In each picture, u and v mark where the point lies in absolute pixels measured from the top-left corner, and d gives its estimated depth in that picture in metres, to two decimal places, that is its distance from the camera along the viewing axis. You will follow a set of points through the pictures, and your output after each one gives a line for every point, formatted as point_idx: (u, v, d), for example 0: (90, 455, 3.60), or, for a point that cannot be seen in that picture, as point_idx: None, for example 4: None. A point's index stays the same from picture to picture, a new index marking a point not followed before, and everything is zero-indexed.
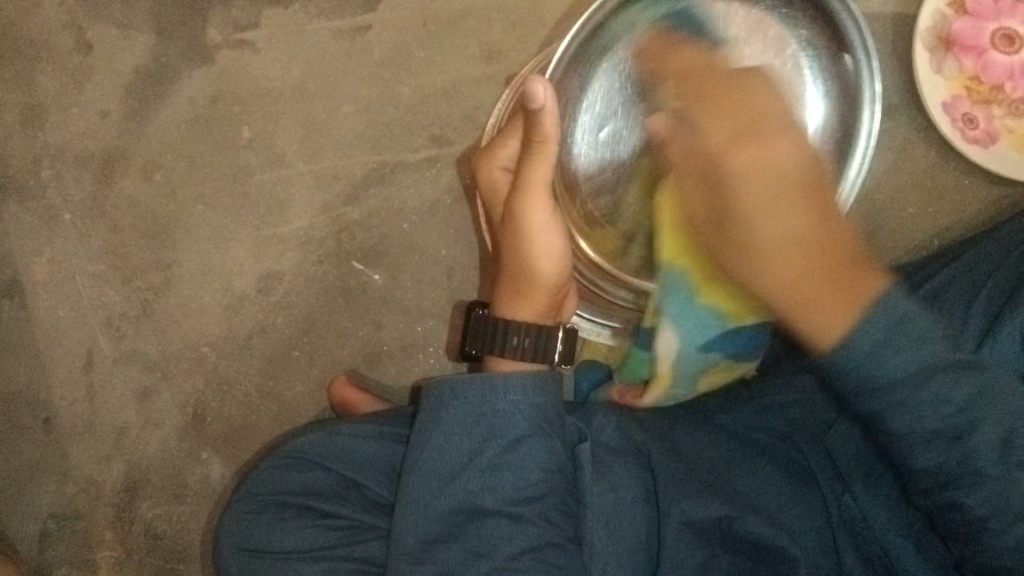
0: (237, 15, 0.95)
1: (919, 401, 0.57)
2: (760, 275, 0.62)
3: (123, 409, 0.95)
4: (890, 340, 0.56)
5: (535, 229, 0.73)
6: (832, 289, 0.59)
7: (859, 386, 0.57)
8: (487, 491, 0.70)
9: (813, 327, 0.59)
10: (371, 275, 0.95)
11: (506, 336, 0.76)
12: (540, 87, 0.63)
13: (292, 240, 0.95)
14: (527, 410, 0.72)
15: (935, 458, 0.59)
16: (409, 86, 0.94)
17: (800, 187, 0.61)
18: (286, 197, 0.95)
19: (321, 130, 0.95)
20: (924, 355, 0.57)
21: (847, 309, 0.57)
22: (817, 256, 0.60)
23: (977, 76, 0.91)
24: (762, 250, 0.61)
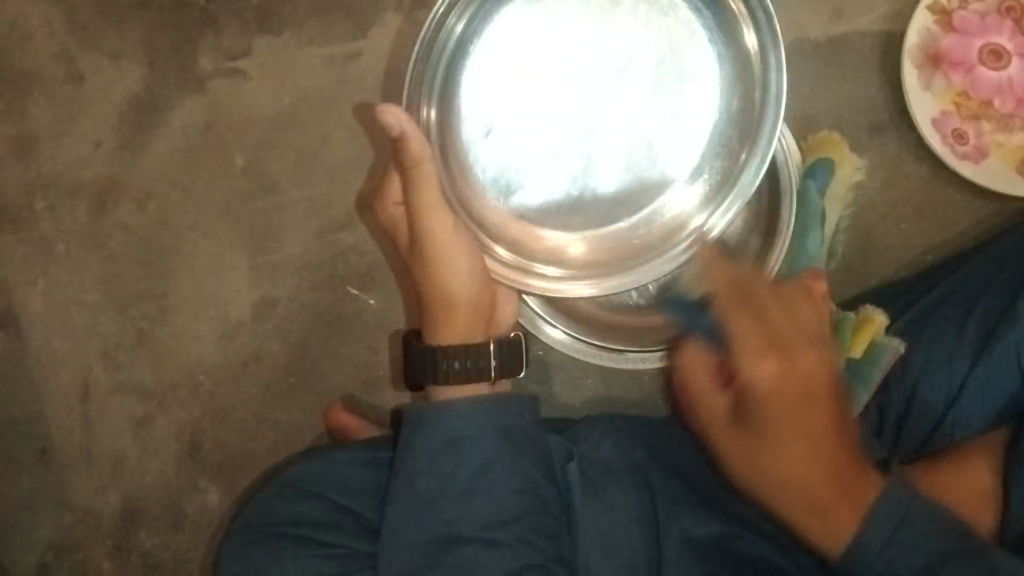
0: (229, 44, 0.96)
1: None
2: (767, 450, 0.65)
3: (118, 439, 0.95)
4: (898, 536, 0.61)
5: (439, 249, 0.72)
6: (839, 490, 0.63)
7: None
8: (463, 517, 0.69)
9: (815, 534, 0.64)
10: (366, 300, 0.95)
11: (435, 361, 0.75)
12: (387, 112, 0.63)
13: (287, 267, 0.95)
14: (494, 433, 0.71)
15: None
16: (401, 111, 0.95)
17: (820, 409, 0.64)
18: (281, 224, 0.95)
19: (315, 158, 0.95)
20: (919, 553, 0.60)
21: (852, 515, 0.62)
22: (832, 483, 0.63)
23: (966, 92, 0.92)
24: (772, 450, 0.65)
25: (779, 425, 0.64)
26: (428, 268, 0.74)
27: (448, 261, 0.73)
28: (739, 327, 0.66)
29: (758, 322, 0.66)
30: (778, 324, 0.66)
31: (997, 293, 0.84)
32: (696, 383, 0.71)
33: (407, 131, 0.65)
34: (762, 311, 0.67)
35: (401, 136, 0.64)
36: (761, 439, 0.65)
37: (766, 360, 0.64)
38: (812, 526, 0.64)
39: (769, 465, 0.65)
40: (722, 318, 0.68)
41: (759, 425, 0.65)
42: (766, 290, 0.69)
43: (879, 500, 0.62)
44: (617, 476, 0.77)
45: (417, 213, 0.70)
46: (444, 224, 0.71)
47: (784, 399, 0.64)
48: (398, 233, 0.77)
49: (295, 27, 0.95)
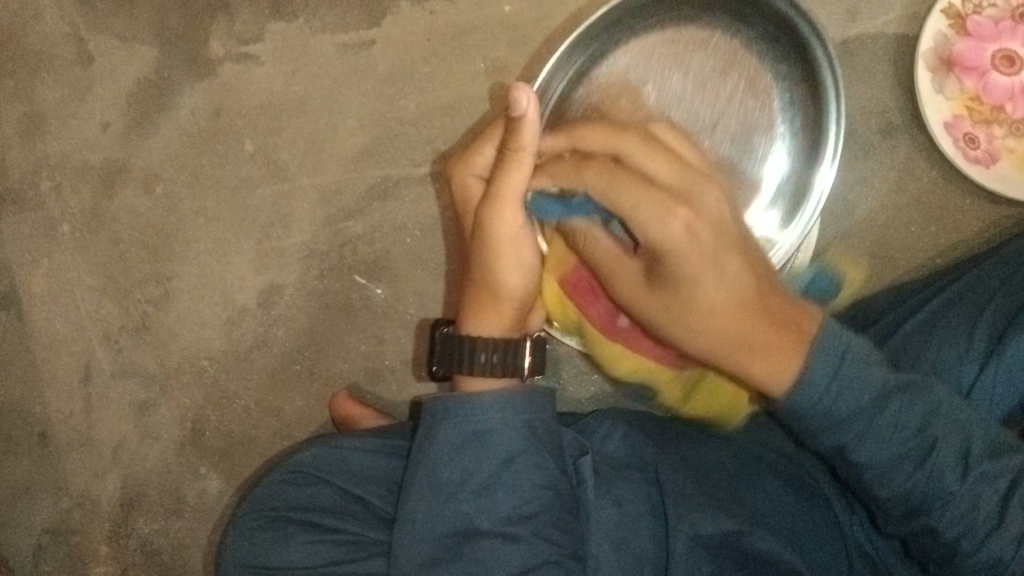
0: (241, 28, 0.96)
1: (881, 429, 0.59)
2: (693, 297, 0.60)
3: (119, 425, 0.93)
4: (845, 366, 0.58)
5: (505, 241, 0.68)
6: (777, 329, 0.59)
7: (809, 421, 0.59)
8: (482, 512, 0.68)
9: (760, 372, 0.59)
10: (373, 290, 0.94)
11: (473, 353, 0.72)
12: (523, 93, 0.59)
13: (295, 254, 0.94)
14: (516, 426, 0.70)
15: (904, 486, 0.60)
16: (413, 101, 0.95)
17: (734, 241, 0.60)
18: (288, 211, 0.95)
19: (325, 145, 0.95)
20: (869, 387, 0.58)
21: (793, 353, 0.58)
22: (766, 320, 0.59)
23: (979, 96, 0.92)
24: (701, 298, 0.59)
25: (702, 273, 0.59)
26: (487, 255, 0.70)
27: (516, 253, 0.69)
28: (660, 169, 0.59)
29: (642, 167, 0.60)
30: (675, 178, 0.59)
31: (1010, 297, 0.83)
32: (604, 249, 0.65)
33: (527, 114, 0.61)
34: (639, 163, 0.60)
35: (521, 115, 0.60)
36: (675, 287, 0.60)
37: (678, 211, 0.58)
38: (756, 369, 0.59)
39: (701, 304, 0.60)
40: (609, 196, 0.59)
41: (670, 277, 0.60)
42: (609, 136, 0.62)
43: (813, 340, 0.59)
44: (626, 471, 0.80)
45: (495, 196, 0.66)
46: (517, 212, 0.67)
47: (695, 255, 0.58)
48: (465, 206, 0.72)
49: (309, 13, 0.95)
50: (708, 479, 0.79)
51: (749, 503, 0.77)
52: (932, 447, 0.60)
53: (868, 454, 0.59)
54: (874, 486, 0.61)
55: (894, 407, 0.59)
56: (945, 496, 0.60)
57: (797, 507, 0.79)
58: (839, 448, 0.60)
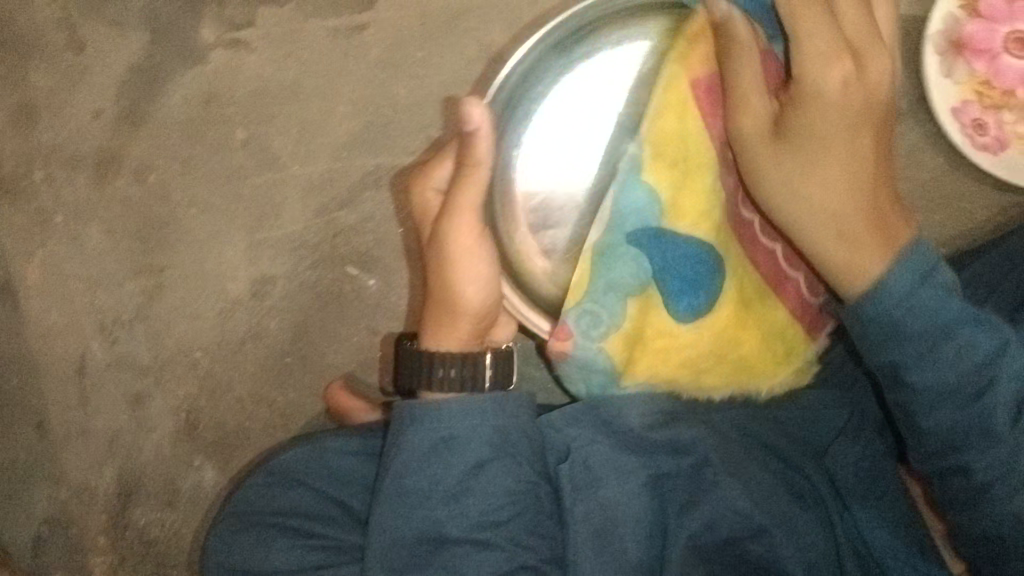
0: (232, 13, 0.94)
1: (942, 354, 0.61)
2: (808, 169, 0.66)
3: (115, 416, 0.93)
4: (922, 290, 0.61)
5: (461, 252, 0.71)
6: (874, 226, 0.65)
7: (881, 327, 0.62)
8: (452, 519, 0.68)
9: (842, 267, 0.65)
10: (366, 280, 0.93)
11: (430, 369, 0.72)
12: (473, 107, 0.64)
13: (287, 244, 0.94)
14: (488, 434, 0.70)
15: (948, 419, 0.62)
16: (406, 87, 0.93)
17: (875, 122, 0.67)
18: (281, 201, 0.94)
19: (318, 133, 0.94)
20: (945, 304, 0.61)
21: (876, 252, 0.64)
22: (862, 214, 0.65)
23: (989, 81, 0.89)
24: (812, 177, 0.66)
25: (811, 156, 0.66)
26: (442, 272, 0.72)
27: (469, 266, 0.72)
28: (814, 40, 0.65)
29: (827, 29, 0.65)
30: (852, 30, 0.66)
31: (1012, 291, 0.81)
32: (754, 82, 0.67)
33: (477, 126, 0.65)
34: (805, 23, 0.65)
35: (473, 129, 0.65)
36: (796, 155, 0.66)
37: (822, 76, 0.65)
38: (842, 258, 0.65)
39: (806, 182, 0.66)
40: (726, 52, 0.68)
41: (795, 143, 0.66)
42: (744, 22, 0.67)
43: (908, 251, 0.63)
44: (626, 470, 0.74)
45: (450, 210, 0.70)
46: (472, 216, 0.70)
47: (818, 136, 0.66)
48: (424, 218, 0.74)
49: None
50: (719, 468, 0.73)
51: (759, 492, 0.72)
52: (991, 381, 0.62)
53: (940, 416, 0.62)
54: (920, 416, 0.63)
55: (960, 342, 0.61)
56: (986, 432, 0.62)
57: (796, 506, 0.73)
58: (895, 366, 0.62)
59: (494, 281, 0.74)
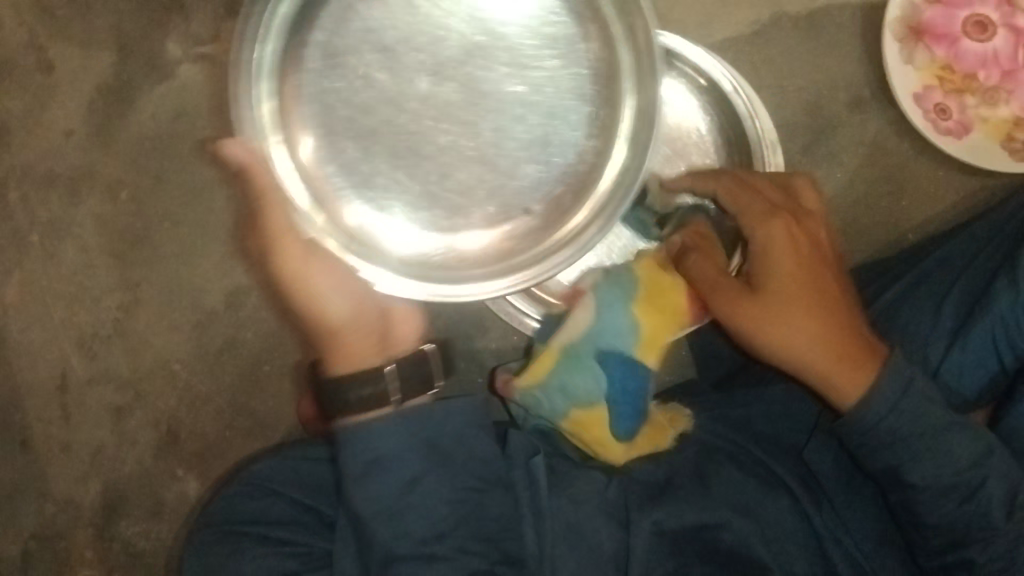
0: (196, 28, 0.95)
1: (929, 459, 0.68)
2: (776, 327, 0.72)
3: (96, 431, 0.95)
4: (904, 402, 0.68)
5: (308, 274, 0.71)
6: (849, 362, 0.70)
7: (867, 444, 0.69)
8: (395, 535, 0.69)
9: (840, 386, 0.70)
10: None
11: (342, 393, 0.73)
12: (229, 146, 0.66)
13: (259, 254, 0.95)
14: (417, 447, 0.71)
15: (948, 514, 0.69)
16: None
17: (822, 270, 0.74)
18: (252, 212, 0.95)
19: None
20: (919, 412, 0.68)
21: (858, 378, 0.69)
22: (843, 347, 0.70)
23: (949, 65, 0.89)
24: (786, 324, 0.72)
25: (779, 306, 0.72)
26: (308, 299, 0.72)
27: (317, 283, 0.71)
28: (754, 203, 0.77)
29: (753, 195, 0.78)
30: (764, 236, 0.75)
31: (976, 276, 0.82)
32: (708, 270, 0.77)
33: (252, 158, 0.67)
34: (740, 194, 0.78)
35: (247, 162, 0.67)
36: (759, 307, 0.73)
37: (783, 291, 0.72)
38: (829, 389, 0.71)
39: (767, 326, 0.72)
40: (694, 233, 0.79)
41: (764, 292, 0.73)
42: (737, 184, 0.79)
43: (884, 365, 0.69)
44: (587, 474, 0.78)
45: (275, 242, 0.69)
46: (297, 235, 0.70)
47: (787, 284, 0.73)
48: None
49: None
50: (674, 471, 0.79)
51: (716, 492, 0.77)
52: (982, 480, 0.68)
53: (921, 474, 0.68)
54: (923, 512, 0.70)
55: (949, 439, 0.68)
56: (983, 523, 0.68)
57: (761, 494, 0.77)
58: (895, 470, 0.69)
59: (353, 283, 0.73)
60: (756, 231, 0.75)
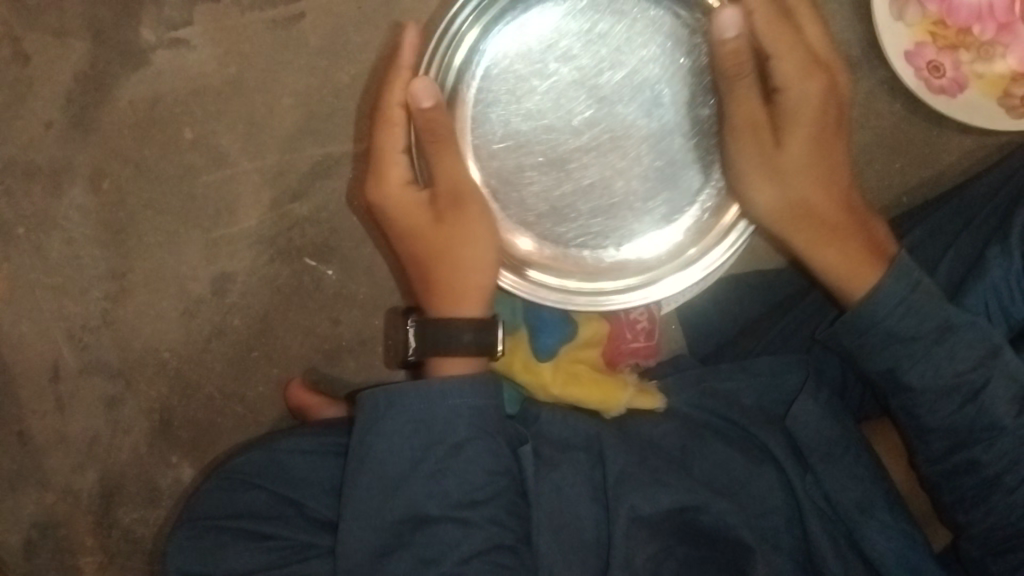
0: (170, 13, 0.93)
1: (934, 357, 0.72)
2: (793, 186, 0.73)
3: (91, 420, 0.95)
4: (912, 296, 0.72)
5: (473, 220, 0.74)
6: (864, 249, 0.74)
7: (882, 333, 0.72)
8: (431, 498, 0.71)
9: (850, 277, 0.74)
10: (324, 271, 0.94)
11: (460, 336, 0.75)
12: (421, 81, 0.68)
13: (243, 240, 0.94)
14: (467, 414, 0.72)
15: (947, 417, 0.73)
16: (349, 75, 0.92)
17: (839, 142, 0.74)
18: (234, 197, 0.94)
19: (264, 127, 0.93)
20: (933, 318, 0.72)
21: (877, 267, 0.74)
22: (857, 229, 0.74)
23: (942, 20, 0.86)
24: (798, 183, 0.73)
25: (808, 170, 0.73)
26: (458, 239, 0.74)
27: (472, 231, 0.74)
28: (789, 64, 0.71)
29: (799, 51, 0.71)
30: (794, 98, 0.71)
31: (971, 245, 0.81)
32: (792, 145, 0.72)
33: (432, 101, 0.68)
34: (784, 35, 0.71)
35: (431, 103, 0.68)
36: (798, 174, 0.73)
37: (810, 167, 0.73)
38: (842, 280, 0.75)
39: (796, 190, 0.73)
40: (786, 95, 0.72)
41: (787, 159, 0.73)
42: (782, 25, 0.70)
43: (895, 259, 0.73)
44: (571, 453, 0.78)
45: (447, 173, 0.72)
46: (400, 173, 0.74)
47: (815, 151, 0.73)
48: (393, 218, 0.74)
49: None
50: (653, 450, 0.78)
51: (697, 472, 0.77)
52: (984, 381, 0.71)
53: (921, 375, 0.72)
54: (923, 414, 0.73)
55: (952, 342, 0.72)
56: (988, 425, 0.72)
57: (746, 472, 0.77)
58: (894, 368, 0.73)
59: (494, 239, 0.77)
60: (779, 89, 0.71)
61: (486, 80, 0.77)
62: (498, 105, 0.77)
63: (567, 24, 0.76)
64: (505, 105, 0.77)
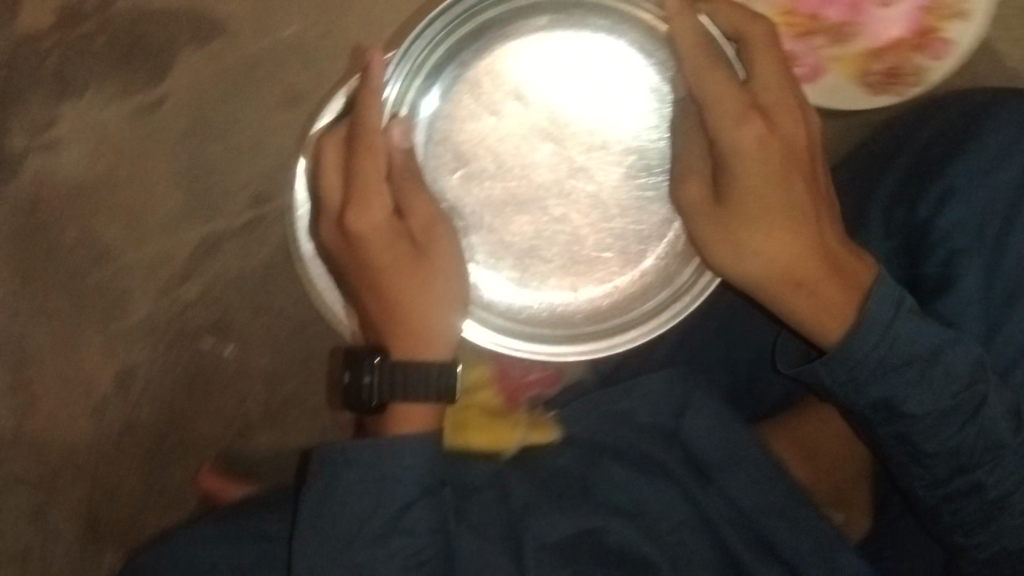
0: (34, 115, 0.91)
1: (932, 381, 0.63)
2: (739, 232, 0.66)
3: (17, 537, 0.93)
4: (895, 327, 0.62)
5: (429, 253, 0.68)
6: (836, 290, 0.64)
7: (873, 366, 0.62)
8: (381, 561, 0.63)
9: (811, 320, 0.65)
10: (222, 349, 0.93)
11: (414, 386, 0.67)
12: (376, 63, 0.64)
13: (137, 332, 0.93)
14: (412, 471, 0.64)
15: (952, 442, 0.64)
16: (219, 150, 0.91)
17: (798, 172, 0.65)
18: (123, 291, 0.92)
19: (144, 215, 0.92)
20: (929, 337, 0.62)
21: (847, 308, 0.64)
22: (823, 269, 0.64)
23: (791, 7, 0.84)
24: (748, 221, 0.65)
25: (750, 211, 0.64)
26: (406, 276, 0.67)
27: (414, 269, 0.67)
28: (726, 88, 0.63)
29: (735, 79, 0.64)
30: (728, 140, 0.63)
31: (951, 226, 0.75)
32: (744, 173, 0.64)
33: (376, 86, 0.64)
34: (705, 71, 0.64)
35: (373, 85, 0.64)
36: (743, 209, 0.65)
37: (753, 204, 0.64)
38: (805, 323, 0.66)
39: (744, 232, 0.65)
40: (724, 134, 0.63)
41: (733, 198, 0.65)
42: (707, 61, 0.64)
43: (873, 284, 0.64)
44: (476, 493, 0.76)
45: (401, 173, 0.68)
46: (381, 205, 0.66)
47: (767, 191, 0.64)
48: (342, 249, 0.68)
49: (95, 84, 0.91)
50: (551, 481, 0.78)
51: (595, 495, 0.76)
52: (981, 400, 0.64)
53: (920, 403, 0.63)
54: (923, 441, 0.64)
55: (946, 360, 0.63)
56: (993, 444, 0.64)
57: (641, 488, 0.76)
58: (889, 400, 0.63)
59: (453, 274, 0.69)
60: (719, 138, 0.64)
61: (437, 125, 0.72)
62: (450, 150, 0.72)
63: (552, 65, 0.72)
64: (467, 147, 0.73)
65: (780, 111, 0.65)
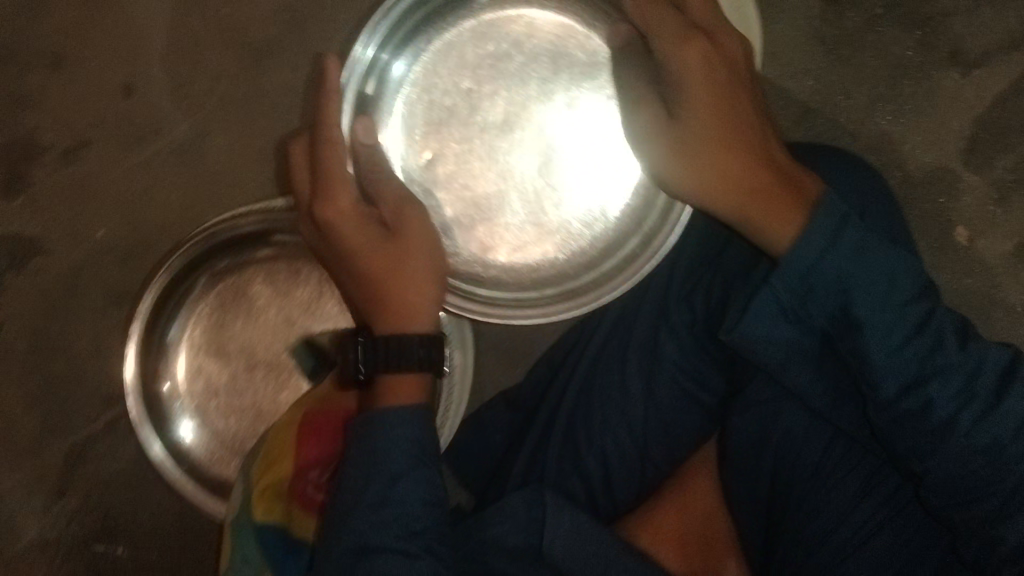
0: None
1: (889, 303, 0.55)
2: (720, 140, 0.60)
3: None
4: (836, 240, 0.55)
5: (402, 231, 0.66)
6: (774, 201, 0.59)
7: (807, 278, 0.56)
8: (372, 532, 0.58)
9: (764, 230, 0.59)
10: (114, 550, 0.93)
11: (409, 348, 0.65)
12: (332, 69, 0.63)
13: (32, 553, 0.93)
14: (406, 447, 0.61)
15: (911, 377, 0.56)
16: (62, 363, 0.92)
17: (731, 92, 0.60)
18: (9, 517, 0.93)
19: (10, 441, 0.93)
20: (876, 255, 0.55)
21: (792, 219, 0.58)
22: (773, 177, 0.59)
23: None
24: (709, 131, 0.60)
25: (706, 127, 0.60)
26: (378, 252, 0.65)
27: (410, 245, 0.66)
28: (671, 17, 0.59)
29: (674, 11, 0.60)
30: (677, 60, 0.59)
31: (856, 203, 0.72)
32: (693, 77, 0.59)
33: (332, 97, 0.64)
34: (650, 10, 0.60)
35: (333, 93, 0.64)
36: (692, 125, 0.60)
37: (699, 114, 0.60)
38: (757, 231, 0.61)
39: (707, 147, 0.60)
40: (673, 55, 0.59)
41: (683, 115, 0.60)
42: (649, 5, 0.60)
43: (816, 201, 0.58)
44: None
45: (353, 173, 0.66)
46: (348, 190, 0.65)
47: (705, 107, 0.59)
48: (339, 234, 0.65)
49: None
50: None
51: None
52: (940, 341, 0.56)
53: (868, 315, 0.55)
54: (876, 371, 0.56)
55: (909, 283, 0.56)
56: (948, 392, 0.56)
57: None
58: (841, 312, 0.56)
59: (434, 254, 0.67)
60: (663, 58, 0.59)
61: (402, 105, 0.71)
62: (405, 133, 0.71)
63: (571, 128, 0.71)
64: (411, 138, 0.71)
65: (718, 30, 0.61)
